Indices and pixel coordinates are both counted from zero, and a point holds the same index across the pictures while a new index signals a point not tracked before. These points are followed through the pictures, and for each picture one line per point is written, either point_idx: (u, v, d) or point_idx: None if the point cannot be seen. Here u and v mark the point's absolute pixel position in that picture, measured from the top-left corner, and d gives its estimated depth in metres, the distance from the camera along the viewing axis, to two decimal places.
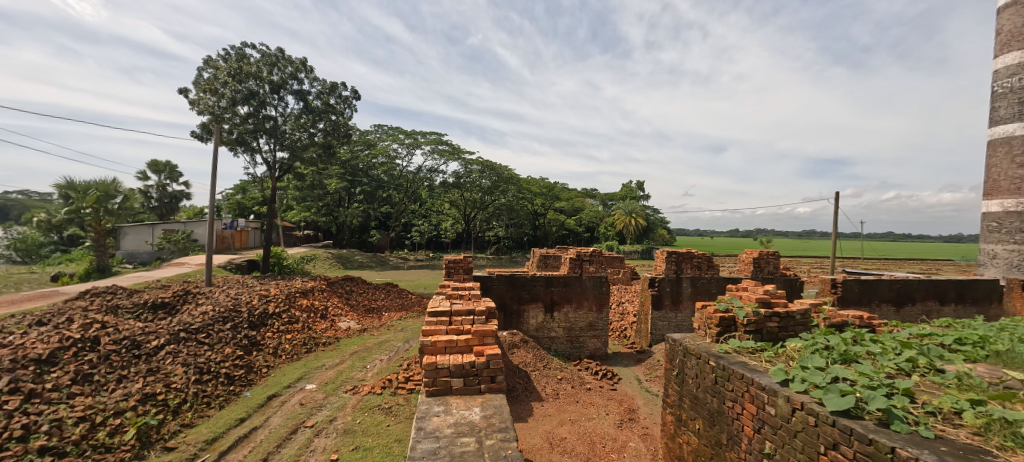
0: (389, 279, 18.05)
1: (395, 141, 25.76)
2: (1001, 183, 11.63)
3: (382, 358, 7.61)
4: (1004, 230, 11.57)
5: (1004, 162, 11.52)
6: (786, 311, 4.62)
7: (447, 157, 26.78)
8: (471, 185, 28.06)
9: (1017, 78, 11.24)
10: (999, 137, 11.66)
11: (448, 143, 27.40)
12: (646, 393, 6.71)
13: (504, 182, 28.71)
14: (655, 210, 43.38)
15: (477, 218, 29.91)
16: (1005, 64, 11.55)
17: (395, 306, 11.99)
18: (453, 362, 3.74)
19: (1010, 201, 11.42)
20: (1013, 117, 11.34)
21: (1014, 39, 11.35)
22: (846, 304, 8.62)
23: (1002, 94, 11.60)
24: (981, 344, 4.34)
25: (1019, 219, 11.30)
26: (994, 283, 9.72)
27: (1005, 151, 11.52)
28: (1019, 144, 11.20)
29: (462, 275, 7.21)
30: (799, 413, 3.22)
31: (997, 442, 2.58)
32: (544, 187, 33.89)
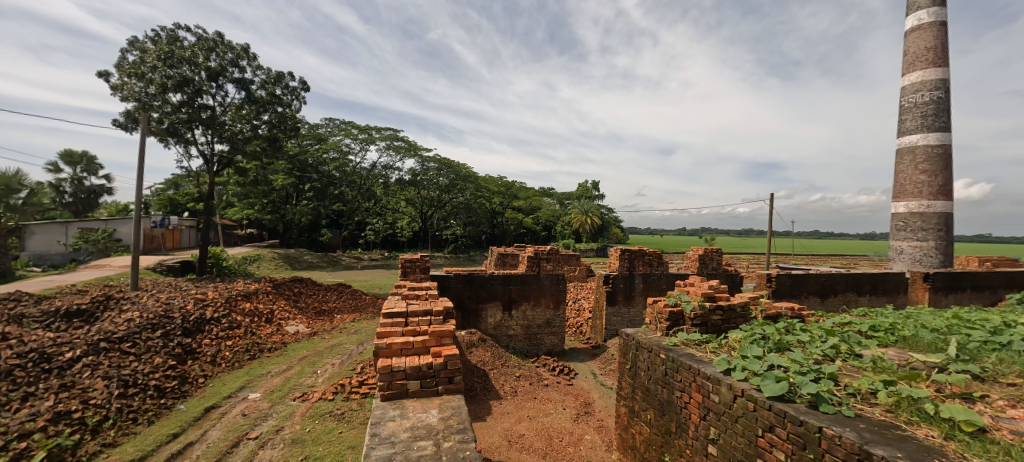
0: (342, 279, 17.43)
1: (348, 136, 24.69)
2: (907, 186, 13.08)
3: (334, 362, 7.27)
4: (909, 228, 13.04)
5: (909, 169, 12.99)
6: (728, 305, 4.91)
7: (403, 154, 26.13)
8: (428, 183, 27.65)
9: (921, 94, 12.71)
10: (905, 146, 13.12)
11: (405, 139, 26.74)
12: (601, 387, 6.91)
13: (462, 180, 28.54)
14: (609, 210, 44.99)
15: (434, 216, 29.51)
16: (911, 81, 13.01)
17: (348, 308, 11.48)
18: (409, 364, 3.63)
19: (913, 203, 12.90)
20: (917, 129, 12.81)
21: (918, 60, 12.81)
22: (779, 297, 9.36)
23: (908, 108, 13.07)
24: (891, 330, 4.84)
25: (920, 219, 12.80)
26: (901, 276, 10.96)
27: (909, 159, 12.98)
28: (921, 153, 12.67)
29: (419, 275, 7.03)
30: (740, 400, 3.43)
31: (905, 417, 2.90)
32: (502, 186, 34.03)
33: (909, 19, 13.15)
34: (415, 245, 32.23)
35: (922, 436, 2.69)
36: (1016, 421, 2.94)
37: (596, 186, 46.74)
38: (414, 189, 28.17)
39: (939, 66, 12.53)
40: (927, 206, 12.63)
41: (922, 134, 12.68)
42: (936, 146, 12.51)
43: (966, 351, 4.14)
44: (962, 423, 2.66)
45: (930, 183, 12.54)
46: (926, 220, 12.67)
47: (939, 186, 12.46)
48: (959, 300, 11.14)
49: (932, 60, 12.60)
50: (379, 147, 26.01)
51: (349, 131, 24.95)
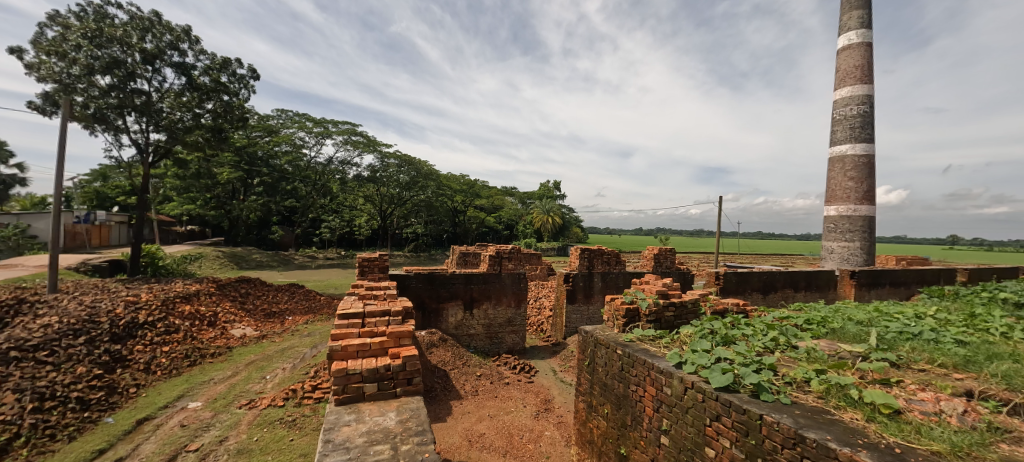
0: (295, 279, 16.62)
1: (302, 129, 23.49)
2: (837, 192, 14.29)
3: (285, 366, 6.91)
4: (838, 229, 14.26)
5: (840, 175, 14.22)
6: (679, 301, 5.14)
7: (361, 149, 25.26)
8: (388, 180, 26.96)
9: (849, 108, 13.95)
10: (836, 155, 14.33)
11: (364, 134, 25.86)
12: (560, 383, 7.04)
13: (423, 178, 28.08)
14: (569, 210, 46.06)
15: (394, 214, 28.79)
16: (841, 96, 14.24)
17: (300, 309, 10.93)
18: (366, 367, 3.50)
19: (842, 207, 14.13)
20: (846, 140, 14.04)
21: (848, 77, 14.05)
22: (725, 293, 9.92)
23: (838, 120, 14.31)
24: (823, 323, 5.27)
25: (848, 221, 14.04)
26: (832, 273, 11.95)
27: (840, 167, 14.21)
28: (849, 162, 13.91)
29: (377, 275, 6.83)
30: (690, 392, 3.61)
31: (834, 403, 3.16)
32: (465, 184, 33.83)
33: (841, 38, 14.38)
34: (374, 244, 31.30)
35: (849, 419, 2.95)
36: (923, 403, 3.31)
37: (557, 185, 47.73)
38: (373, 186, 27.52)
39: (865, 83, 13.80)
40: (854, 210, 13.89)
41: (851, 145, 13.92)
42: (862, 156, 13.77)
43: (885, 341, 4.59)
44: (881, 406, 2.95)
45: (857, 189, 13.80)
46: (853, 222, 13.94)
47: (865, 193, 13.74)
48: (879, 295, 12.34)
49: (859, 77, 13.86)
50: (335, 142, 24.97)
51: (302, 123, 23.76)
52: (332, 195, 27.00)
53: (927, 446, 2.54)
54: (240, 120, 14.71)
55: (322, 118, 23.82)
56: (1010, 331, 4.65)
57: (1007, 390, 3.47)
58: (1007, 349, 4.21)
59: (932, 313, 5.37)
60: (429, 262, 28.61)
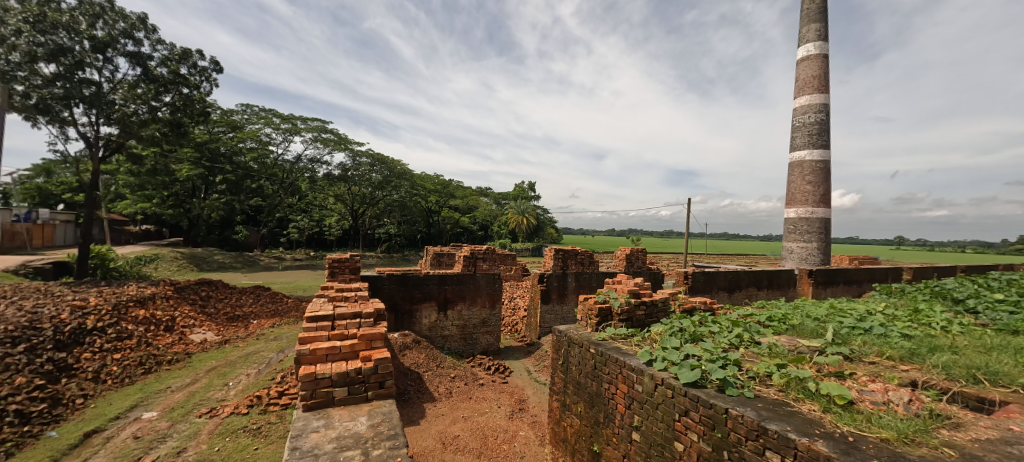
0: (260, 281, 16.00)
1: (269, 125, 22.57)
2: (797, 195, 15.03)
3: (249, 372, 6.63)
4: (797, 231, 15.00)
5: (799, 179, 14.97)
6: (650, 300, 5.27)
7: (332, 147, 24.57)
8: (360, 179, 26.31)
9: (807, 116, 14.71)
10: (795, 160, 15.09)
11: (334, 132, 25.19)
12: (535, 383, 7.09)
13: (397, 177, 27.64)
14: (543, 210, 46.70)
15: (366, 214, 28.25)
16: (800, 104, 14.98)
17: (266, 313, 10.49)
18: (336, 371, 3.40)
19: (801, 209, 14.87)
20: (805, 146, 14.80)
21: (807, 86, 14.81)
22: (693, 292, 10.24)
23: (798, 127, 15.06)
24: (783, 319, 5.52)
25: (806, 223, 14.80)
26: (792, 272, 12.54)
27: (799, 172, 14.97)
28: (807, 167, 14.68)
29: (348, 275, 6.66)
30: (660, 388, 3.70)
31: (794, 395, 3.32)
32: (439, 184, 33.53)
33: (800, 50, 15.13)
34: (344, 244, 30.74)
35: (808, 410, 3.10)
36: (873, 393, 3.52)
37: (531, 186, 48.11)
38: (344, 186, 26.81)
39: (821, 92, 14.59)
40: (812, 212, 14.66)
41: (809, 151, 14.67)
42: (819, 162, 14.56)
43: (839, 336, 4.86)
44: (836, 397, 3.13)
45: (815, 192, 14.57)
46: (811, 224, 14.70)
47: (821, 196, 14.52)
48: (834, 292, 13.07)
49: (816, 86, 14.65)
50: (303, 139, 24.17)
51: (269, 119, 22.87)
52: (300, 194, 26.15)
53: (877, 434, 2.70)
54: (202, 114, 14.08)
55: (290, 115, 23.03)
56: (947, 325, 5.03)
57: (946, 380, 3.75)
58: (946, 341, 4.54)
59: (880, 309, 5.73)
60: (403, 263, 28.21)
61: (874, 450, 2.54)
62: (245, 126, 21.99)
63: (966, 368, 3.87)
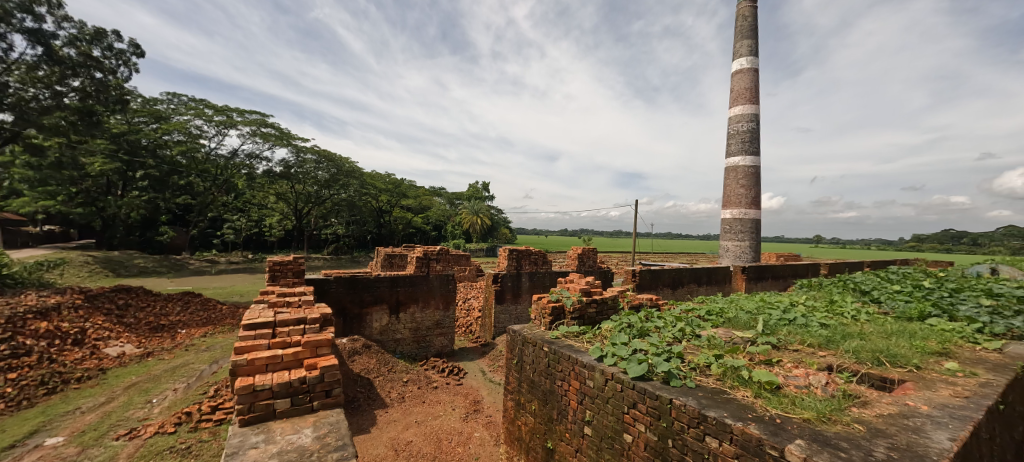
0: (188, 287, 14.72)
1: (200, 117, 20.76)
2: (732, 197, 16.24)
3: (177, 387, 6.06)
4: (733, 230, 16.18)
5: (733, 183, 16.18)
6: (600, 298, 5.44)
7: (273, 142, 23.07)
8: (305, 177, 25.03)
9: (741, 124, 15.94)
10: (730, 165, 16.28)
11: (275, 126, 23.66)
12: (489, 383, 7.09)
13: (345, 176, 26.85)
14: (496, 210, 47.28)
15: (311, 213, 27.61)
16: (735, 113, 16.18)
17: (196, 321, 9.63)
18: (277, 381, 3.19)
19: (736, 211, 16.08)
20: (738, 152, 16.02)
21: (740, 97, 16.04)
22: (641, 290, 10.73)
23: (732, 135, 16.27)
24: (720, 313, 5.93)
25: (740, 223, 16.02)
26: (727, 269, 13.48)
27: (733, 176, 16.18)
28: (741, 172, 15.90)
29: (291, 279, 6.30)
30: (610, 383, 3.83)
31: (730, 383, 3.58)
32: (390, 183, 32.76)
33: (735, 63, 16.35)
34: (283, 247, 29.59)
35: (742, 396, 3.36)
36: (797, 378, 3.88)
37: (485, 186, 48.39)
38: (286, 183, 25.37)
39: (753, 103, 15.85)
40: (744, 213, 15.92)
41: (742, 157, 15.88)
42: (751, 167, 15.81)
43: (768, 326, 5.30)
44: (766, 383, 3.40)
45: (747, 195, 15.84)
46: (744, 224, 15.94)
47: (753, 198, 15.81)
48: (763, 287, 14.24)
49: (748, 98, 15.90)
50: (240, 133, 22.44)
51: (199, 109, 21.03)
52: (236, 192, 24.27)
53: (800, 415, 2.98)
54: (117, 102, 12.91)
55: (224, 106, 21.33)
56: (856, 314, 5.66)
57: (856, 363, 4.22)
58: (855, 329, 5.10)
59: (802, 301, 6.34)
60: (352, 265, 27.26)
61: (799, 429, 2.79)
62: (172, 116, 20.03)
63: (871, 351, 4.38)
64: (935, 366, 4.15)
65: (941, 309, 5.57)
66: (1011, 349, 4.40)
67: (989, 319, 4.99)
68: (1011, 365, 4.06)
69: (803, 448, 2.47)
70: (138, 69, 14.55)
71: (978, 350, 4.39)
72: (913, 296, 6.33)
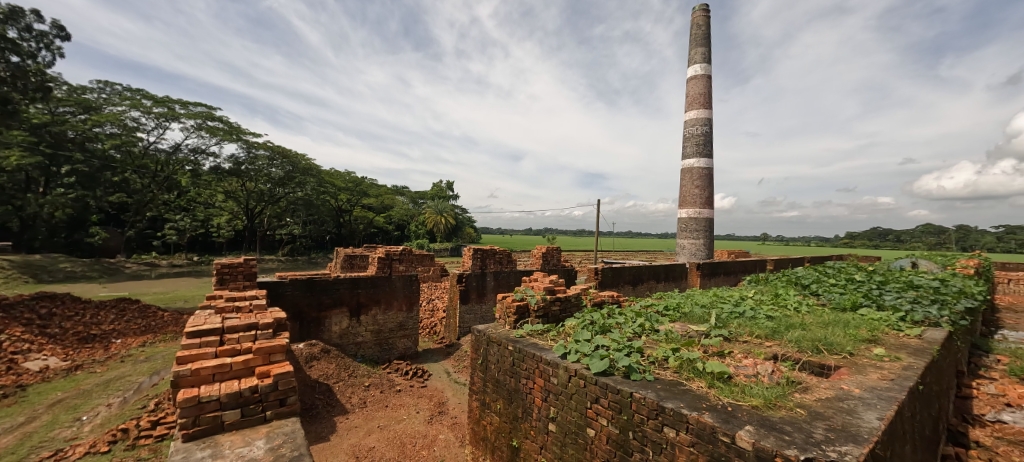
0: (125, 292, 13.61)
1: (136, 109, 19.23)
2: (688, 197, 17.02)
3: (111, 402, 5.57)
4: (689, 229, 16.93)
5: (689, 184, 16.95)
6: (564, 296, 5.53)
7: (221, 136, 21.73)
8: (257, 175, 24.32)
9: (695, 128, 16.74)
10: (686, 167, 17.06)
11: (223, 120, 22.32)
12: (454, 384, 7.03)
13: (301, 174, 26.70)
14: (461, 210, 47.39)
15: (264, 213, 27.12)
16: (690, 117, 16.95)
17: (133, 330, 8.89)
18: (226, 392, 3.01)
19: (691, 210, 16.86)
20: (693, 154, 16.81)
21: (694, 102, 16.84)
22: (603, 287, 11.00)
23: (687, 138, 17.05)
24: (677, 308, 6.20)
25: (695, 222, 16.80)
26: (683, 267, 14.10)
27: (689, 177, 16.97)
28: (695, 173, 16.71)
29: (242, 282, 5.98)
30: (574, 379, 3.91)
31: (686, 375, 3.75)
32: (350, 182, 32.28)
33: (689, 69, 17.14)
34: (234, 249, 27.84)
35: (698, 387, 3.52)
36: (746, 367, 4.13)
37: (450, 185, 48.11)
38: (236, 180, 24.27)
39: (706, 108, 16.68)
40: (699, 213, 16.72)
41: (697, 159, 16.67)
42: (705, 169, 16.64)
43: (720, 320, 5.60)
44: (719, 374, 3.58)
45: (701, 195, 16.67)
46: (699, 223, 16.74)
47: (707, 198, 16.65)
48: (716, 282, 15.02)
49: (702, 103, 16.71)
50: (183, 126, 20.96)
51: (136, 101, 19.46)
52: (181, 190, 22.60)
53: (748, 402, 3.17)
54: (37, 89, 11.73)
55: (165, 97, 19.85)
56: (798, 305, 6.09)
57: (798, 352, 4.54)
58: (797, 320, 5.49)
59: (751, 295, 6.75)
60: (310, 267, 26.28)
61: (747, 416, 2.96)
62: (104, 107, 18.39)
63: (811, 340, 4.73)
64: (866, 352, 4.53)
65: (870, 300, 6.11)
66: (928, 334, 4.89)
67: (909, 308, 5.52)
68: (928, 349, 4.50)
69: (751, 433, 2.63)
70: (62, 54, 13.22)
71: (901, 336, 4.84)
72: (847, 288, 6.90)
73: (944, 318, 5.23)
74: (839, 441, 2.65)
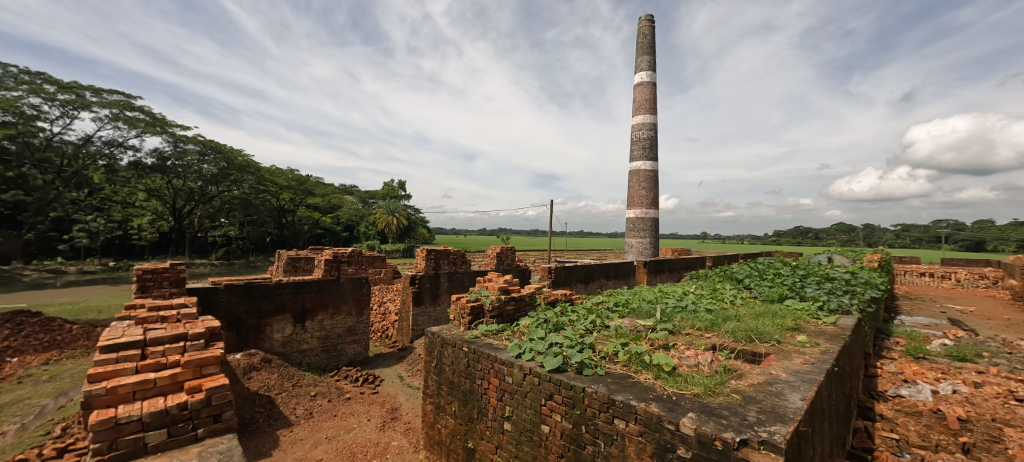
0: (23, 304, 11.96)
1: (37, 95, 16.96)
2: (635, 198, 17.87)
3: (6, 430, 4.87)
4: (637, 229, 17.73)
5: (637, 185, 17.79)
6: (518, 295, 5.61)
7: (143, 129, 19.75)
8: (184, 171, 22.56)
9: (641, 132, 17.61)
10: (633, 169, 17.87)
11: (145, 111, 20.28)
12: (408, 388, 6.88)
13: (236, 171, 25.31)
14: (414, 210, 47.00)
15: (194, 213, 25.37)
16: (637, 122, 17.79)
17: (32, 347, 7.84)
18: (149, 410, 2.72)
19: (639, 211, 17.68)
20: (640, 157, 17.66)
21: (641, 107, 17.69)
22: (557, 285, 11.26)
23: (634, 142, 17.88)
24: (626, 304, 6.48)
25: (643, 222, 17.61)
26: (631, 265, 14.76)
27: (636, 179, 17.79)
28: (642, 175, 17.57)
29: (168, 289, 5.48)
30: (528, 377, 3.96)
31: (634, 368, 3.93)
32: (293, 180, 31.02)
33: (636, 76, 17.97)
34: (160, 253, 25.59)
35: (645, 379, 3.70)
36: (689, 358, 4.40)
37: (402, 185, 47.25)
38: (161, 176, 22.23)
39: (652, 114, 17.58)
40: (646, 213, 17.57)
41: (644, 162, 17.52)
42: (651, 171, 17.53)
43: (665, 314, 5.93)
44: (664, 366, 3.78)
45: (648, 197, 17.56)
46: (647, 223, 17.57)
47: (653, 199, 17.57)
48: (662, 279, 15.88)
49: (648, 108, 17.59)
50: (97, 116, 18.79)
51: (36, 86, 17.16)
52: (95, 188, 20.15)
53: (690, 391, 3.38)
54: None
55: (72, 82, 17.69)
56: (734, 298, 6.61)
57: (733, 341, 4.92)
58: (733, 312, 5.94)
59: (692, 290, 7.21)
60: (248, 271, 24.59)
61: (690, 404, 3.16)
62: None
63: (745, 331, 5.14)
64: (791, 339, 4.98)
65: (794, 292, 6.75)
66: (843, 321, 5.48)
67: (826, 298, 6.16)
68: (842, 334, 5.05)
69: (693, 420, 2.81)
70: None
71: (820, 324, 5.37)
72: (775, 282, 7.57)
73: (854, 306, 5.91)
74: (769, 422, 2.89)
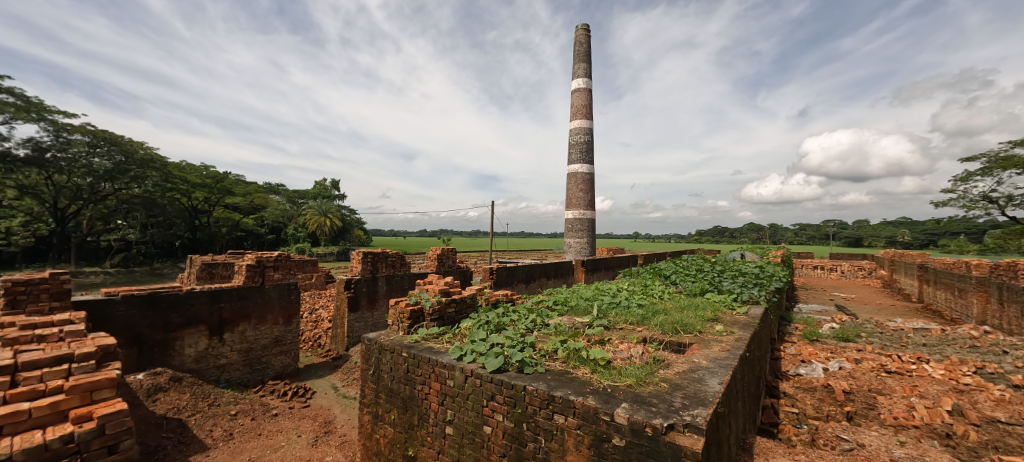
0: None
1: None
2: (573, 200, 18.59)
3: None
4: (575, 230, 18.45)
5: (575, 187, 18.48)
6: (458, 298, 5.59)
7: (12, 115, 16.83)
8: (70, 166, 19.82)
9: (579, 136, 18.33)
10: (571, 172, 18.55)
11: (15, 93, 17.22)
12: (343, 400, 6.55)
13: (138, 167, 22.44)
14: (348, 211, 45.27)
15: (84, 214, 22.01)
16: (574, 126, 18.47)
17: None
18: (22, 446, 2.29)
19: (577, 212, 18.40)
20: (576, 161, 18.38)
21: (578, 112, 18.42)
22: (498, 286, 11.35)
23: (572, 145, 18.57)
24: (564, 302, 6.72)
25: (581, 223, 18.36)
26: (569, 265, 15.31)
27: (575, 181, 18.46)
28: (579, 178, 18.31)
29: (46, 303, 4.74)
30: (470, 379, 3.95)
31: (572, 364, 4.10)
32: (209, 177, 28.09)
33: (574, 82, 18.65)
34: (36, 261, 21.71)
35: (582, 374, 3.86)
36: (622, 351, 4.67)
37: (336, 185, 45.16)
38: (37, 171, 18.95)
39: (587, 119, 18.39)
40: (582, 214, 18.33)
41: (581, 165, 18.28)
42: (587, 174, 18.32)
43: (601, 310, 6.24)
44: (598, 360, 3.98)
45: (584, 198, 18.33)
46: (585, 223, 18.34)
47: (589, 201, 18.37)
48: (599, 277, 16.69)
49: (584, 114, 18.36)
50: None
51: None
52: None
53: (623, 382, 3.59)
54: None
55: None
56: (662, 294, 7.13)
57: (660, 333, 5.31)
58: (661, 306, 6.41)
59: (625, 287, 7.66)
60: (153, 280, 21.82)
61: (623, 394, 3.36)
62: None
63: (672, 323, 5.57)
64: (710, 329, 5.49)
65: (713, 285, 7.45)
66: (753, 310, 6.16)
67: (739, 290, 6.88)
68: (752, 323, 5.66)
69: (627, 410, 2.99)
70: None
71: (734, 314, 5.97)
72: (697, 277, 8.30)
73: (762, 297, 6.65)
74: (692, 406, 3.17)
